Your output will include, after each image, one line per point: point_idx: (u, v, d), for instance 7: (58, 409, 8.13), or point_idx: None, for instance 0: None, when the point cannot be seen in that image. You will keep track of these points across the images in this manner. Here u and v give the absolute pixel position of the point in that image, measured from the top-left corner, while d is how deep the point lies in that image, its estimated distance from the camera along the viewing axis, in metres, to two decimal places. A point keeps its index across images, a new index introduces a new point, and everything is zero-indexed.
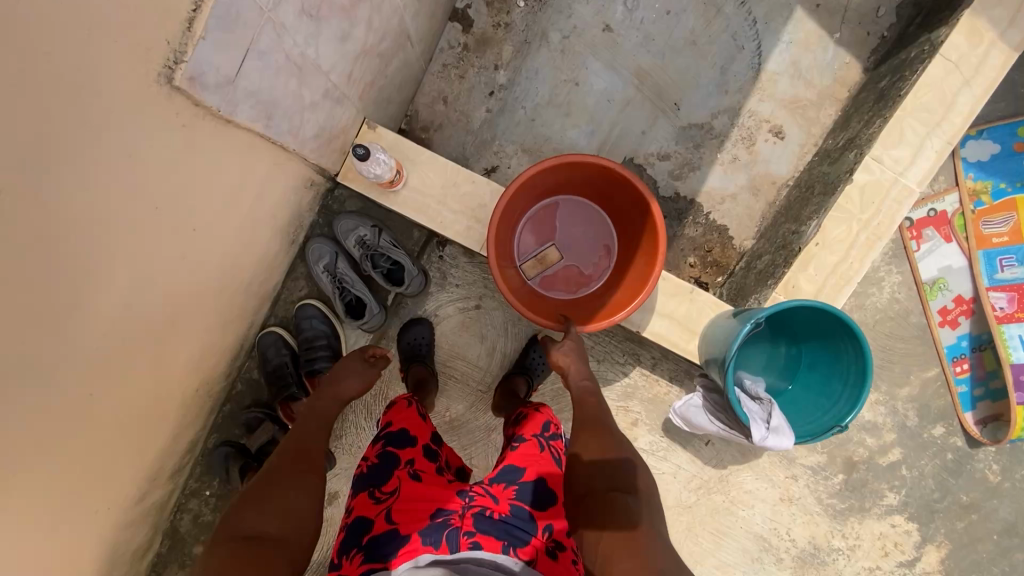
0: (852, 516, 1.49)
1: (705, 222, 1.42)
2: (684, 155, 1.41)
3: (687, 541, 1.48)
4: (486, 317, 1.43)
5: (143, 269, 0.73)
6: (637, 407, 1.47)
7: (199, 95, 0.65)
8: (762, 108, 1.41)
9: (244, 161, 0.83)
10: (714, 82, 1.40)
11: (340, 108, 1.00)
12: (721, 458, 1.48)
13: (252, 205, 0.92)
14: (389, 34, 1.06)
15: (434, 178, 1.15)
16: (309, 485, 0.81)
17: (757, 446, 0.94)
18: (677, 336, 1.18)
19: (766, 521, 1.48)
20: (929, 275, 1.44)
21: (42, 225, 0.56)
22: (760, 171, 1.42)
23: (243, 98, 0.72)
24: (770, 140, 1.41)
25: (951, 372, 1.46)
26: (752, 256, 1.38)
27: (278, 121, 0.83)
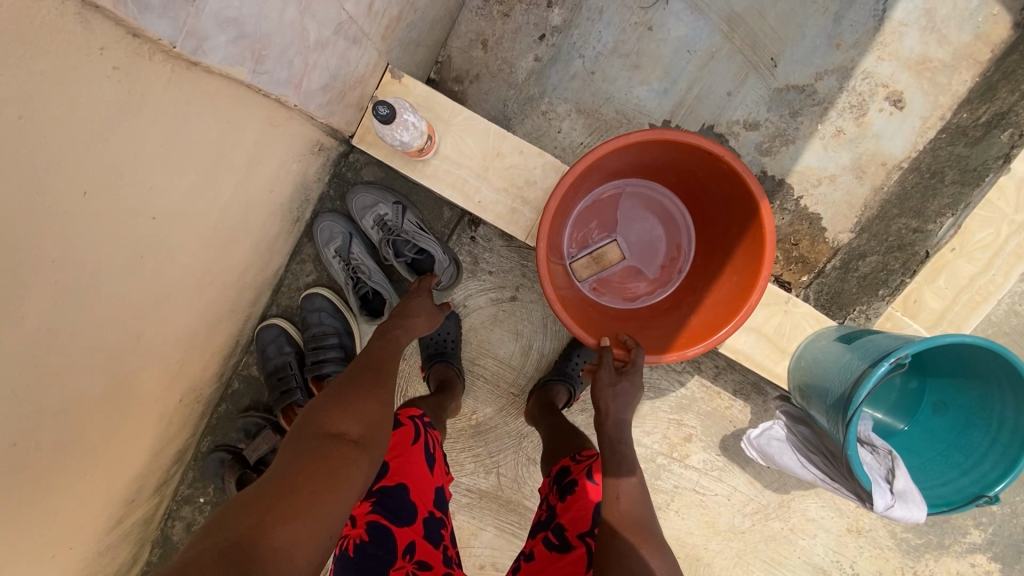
0: (928, 553, 1.31)
1: (794, 209, 1.17)
2: (776, 125, 1.15)
3: (736, 568, 1.32)
4: (523, 311, 1.22)
5: (78, 272, 0.52)
6: (692, 421, 1.27)
7: (136, 18, 0.43)
8: (880, 69, 1.13)
9: (224, 120, 0.60)
10: (823, 33, 1.12)
11: (356, 49, 0.76)
12: (784, 482, 1.29)
13: (242, 179, 0.70)
14: None
15: (474, 146, 0.91)
16: (386, 398, 0.72)
17: (881, 516, 0.74)
18: (763, 356, 0.96)
19: (829, 552, 1.31)
20: None
21: None
22: (869, 148, 1.15)
23: (213, 27, 0.50)
24: (886, 110, 1.14)
25: None
26: (850, 255, 1.13)
27: (272, 65, 0.60)
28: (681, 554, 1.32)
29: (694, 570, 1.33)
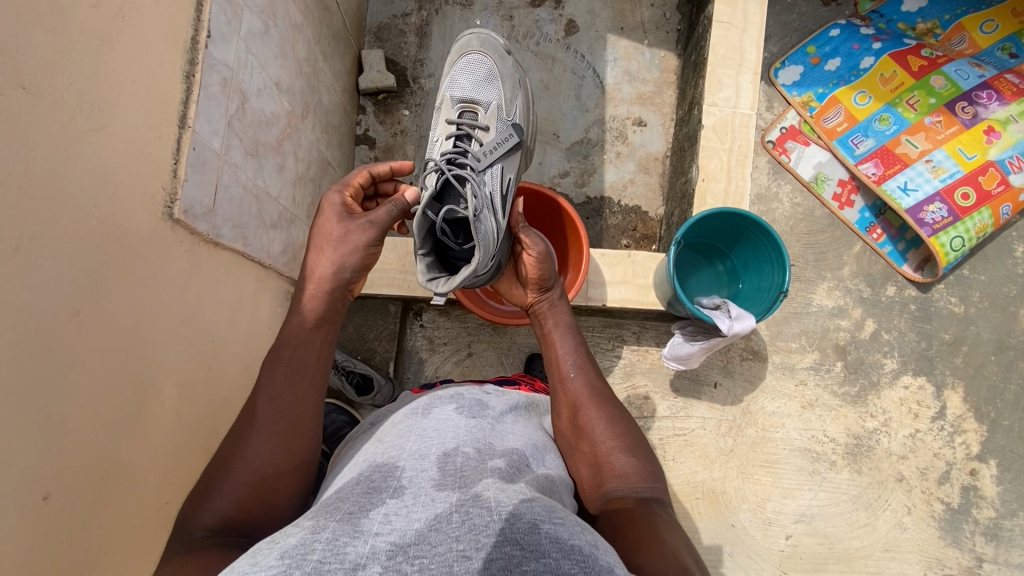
0: (869, 394, 1.60)
1: (620, 208, 1.68)
2: (579, 167, 1.70)
3: (746, 483, 1.54)
4: (480, 359, 1.56)
5: (186, 382, 0.85)
6: (642, 381, 1.59)
7: (194, 223, 0.82)
8: (619, 111, 1.73)
9: (238, 278, 1.00)
10: (576, 107, 1.73)
11: (295, 226, 1.22)
12: (734, 394, 1.59)
13: (254, 319, 1.07)
14: (314, 161, 1.33)
15: None
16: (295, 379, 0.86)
17: (728, 334, 1.12)
18: (636, 295, 1.38)
19: (802, 432, 1.57)
20: (809, 175, 1.70)
21: (112, 344, 0.69)
22: (642, 154, 1.71)
23: (223, 223, 0.91)
24: (637, 130, 1.72)
25: (871, 240, 1.67)
26: (668, 219, 1.64)
27: (253, 240, 1.02)
28: (699, 494, 1.53)
29: (716, 503, 1.52)
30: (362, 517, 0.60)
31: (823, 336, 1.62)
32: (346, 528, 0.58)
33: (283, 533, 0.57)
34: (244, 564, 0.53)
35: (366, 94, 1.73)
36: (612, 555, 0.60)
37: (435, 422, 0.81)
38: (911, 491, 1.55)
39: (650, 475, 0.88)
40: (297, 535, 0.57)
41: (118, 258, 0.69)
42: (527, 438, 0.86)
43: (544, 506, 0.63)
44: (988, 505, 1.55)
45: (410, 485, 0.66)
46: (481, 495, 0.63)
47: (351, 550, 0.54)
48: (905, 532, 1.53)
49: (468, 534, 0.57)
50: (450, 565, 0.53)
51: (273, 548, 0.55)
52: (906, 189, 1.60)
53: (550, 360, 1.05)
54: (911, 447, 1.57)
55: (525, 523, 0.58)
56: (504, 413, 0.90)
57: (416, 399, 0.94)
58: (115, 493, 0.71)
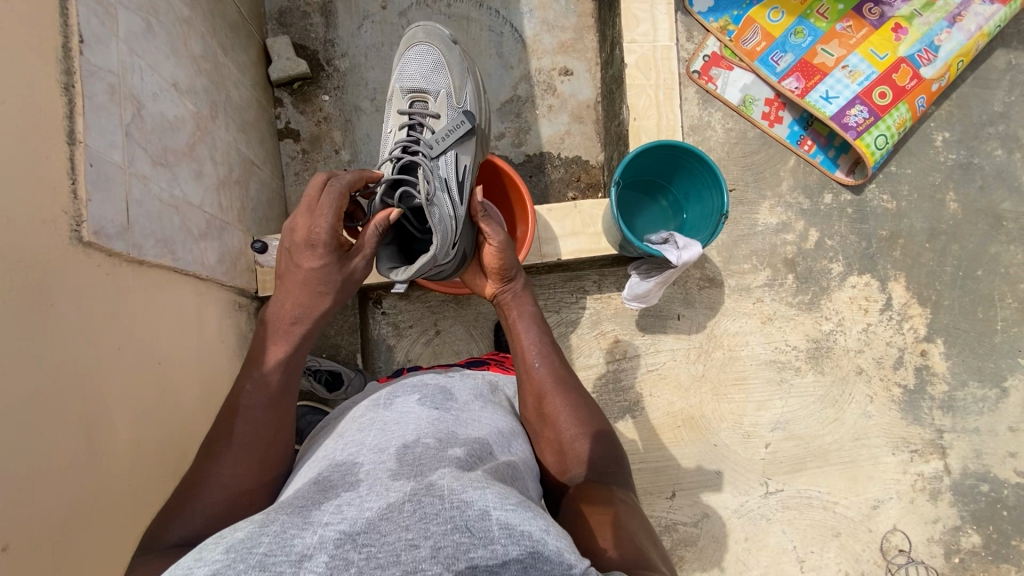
0: (821, 300, 1.68)
1: (561, 161, 1.68)
2: (514, 126, 1.68)
3: (721, 403, 1.61)
4: (449, 335, 1.56)
5: (138, 407, 0.82)
6: (610, 326, 1.63)
7: (109, 244, 0.77)
8: (544, 63, 1.71)
9: (174, 295, 0.95)
10: (499, 66, 1.70)
11: (227, 232, 1.17)
12: (698, 322, 1.64)
13: (202, 335, 1.04)
14: (234, 162, 1.26)
15: None
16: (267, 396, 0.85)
17: (678, 264, 1.14)
18: (588, 244, 1.39)
19: (765, 346, 1.65)
20: (737, 99, 1.73)
21: (42, 382, 0.66)
22: (573, 103, 1.70)
23: (143, 239, 0.86)
24: (564, 80, 1.71)
25: (803, 152, 1.72)
26: (608, 164, 1.64)
27: (182, 253, 0.97)
28: (680, 422, 1.60)
29: (697, 427, 1.60)
30: (313, 510, 0.60)
31: (772, 252, 1.68)
32: (295, 520, 0.58)
33: (231, 527, 0.57)
34: (190, 560, 0.53)
35: (280, 85, 1.64)
36: (567, 539, 0.59)
37: (397, 415, 0.81)
38: (871, 380, 1.66)
39: (612, 462, 0.91)
40: (246, 529, 0.57)
41: (28, 292, 0.65)
42: (492, 426, 0.85)
43: (499, 491, 0.63)
44: (941, 380, 1.67)
45: (366, 479, 0.66)
46: (434, 484, 0.62)
47: (299, 540, 0.54)
48: (871, 419, 1.64)
49: (417, 522, 0.56)
50: (397, 554, 0.52)
51: (221, 543, 0.55)
52: (828, 97, 1.65)
53: (513, 346, 1.05)
54: (866, 341, 1.67)
55: (477, 510, 0.58)
56: (469, 401, 0.89)
57: (379, 390, 0.93)
58: (80, 529, 0.68)
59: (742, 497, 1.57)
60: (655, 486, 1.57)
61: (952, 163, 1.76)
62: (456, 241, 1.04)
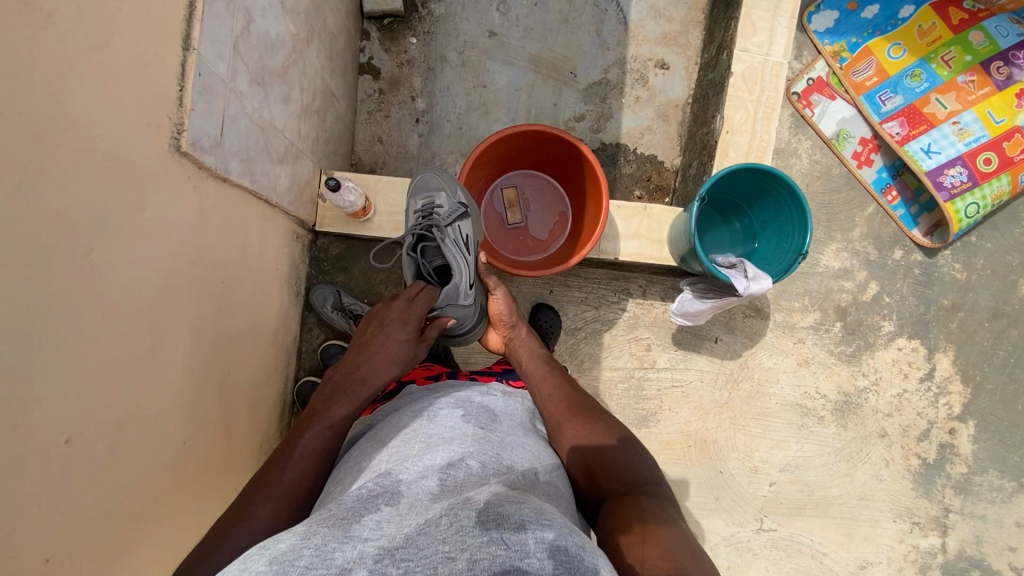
0: (863, 355, 1.64)
1: (635, 157, 1.63)
2: (596, 110, 1.62)
3: (737, 433, 1.61)
4: None
5: (199, 323, 0.83)
6: (645, 333, 1.61)
7: (202, 157, 0.76)
8: (642, 51, 1.63)
9: (246, 216, 0.95)
10: (595, 44, 1.63)
11: (300, 162, 1.16)
12: (734, 349, 1.62)
13: (261, 260, 1.04)
14: (318, 91, 1.24)
15: (397, 195, 1.31)
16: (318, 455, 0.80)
17: (744, 295, 1.11)
18: (649, 250, 1.36)
19: (795, 388, 1.62)
20: (831, 131, 1.65)
21: (125, 286, 0.66)
22: (661, 100, 1.63)
23: (231, 157, 0.85)
24: (659, 73, 1.63)
25: (885, 202, 1.64)
26: (684, 169, 1.59)
27: (260, 177, 0.96)
28: (692, 442, 1.59)
29: (708, 450, 1.60)
30: (354, 522, 0.58)
31: (826, 296, 1.64)
32: (337, 533, 0.56)
33: (274, 538, 0.54)
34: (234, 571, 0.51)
35: (371, 18, 1.60)
36: (603, 559, 0.57)
37: (441, 422, 0.78)
38: (892, 445, 1.63)
39: (645, 474, 0.83)
40: (289, 540, 0.54)
41: (128, 194, 0.65)
42: (537, 452, 0.81)
43: (539, 510, 0.60)
44: (962, 462, 1.64)
45: (409, 492, 0.64)
46: (472, 498, 0.61)
47: (339, 554, 0.52)
48: (881, 482, 1.62)
49: (455, 534, 0.54)
50: (434, 567, 0.50)
51: (264, 554, 0.53)
52: (929, 151, 1.57)
53: (530, 382, 1.02)
54: (897, 406, 1.64)
55: (511, 524, 0.55)
56: (514, 421, 0.85)
57: (417, 397, 0.90)
58: (136, 431, 0.70)
59: (734, 527, 1.58)
60: None
61: None
62: (473, 285, 1.06)
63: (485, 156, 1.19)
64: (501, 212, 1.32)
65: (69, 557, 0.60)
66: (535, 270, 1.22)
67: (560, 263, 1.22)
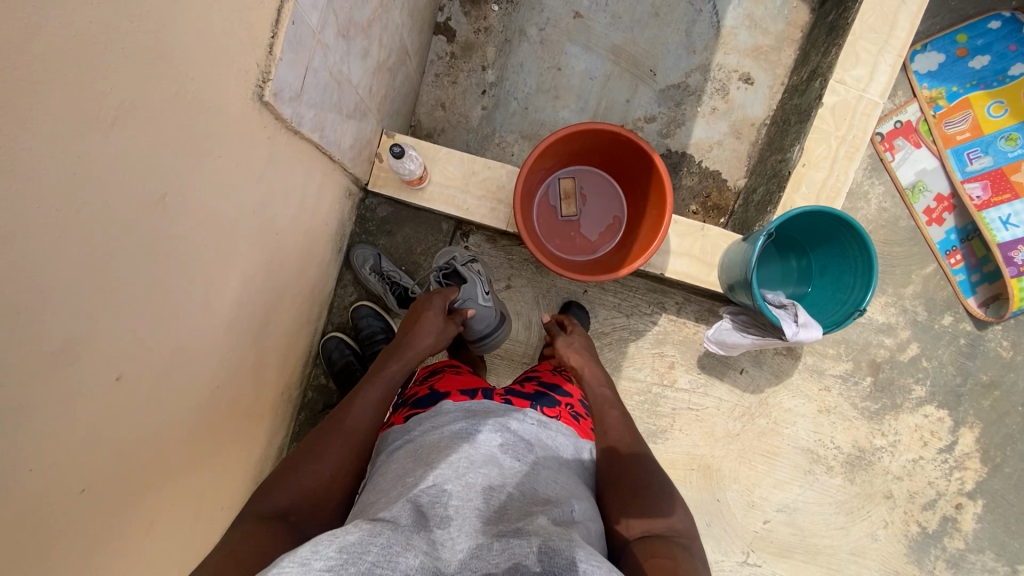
0: (887, 414, 1.60)
1: (698, 170, 1.57)
2: (668, 114, 1.56)
3: (742, 466, 1.59)
4: (518, 294, 1.56)
5: (248, 273, 0.82)
6: (671, 351, 1.59)
7: (281, 109, 0.75)
8: (728, 61, 1.55)
9: (307, 170, 0.93)
10: (682, 46, 1.55)
11: (365, 120, 1.13)
12: (756, 384, 1.59)
13: (313, 214, 1.03)
14: (395, 47, 1.20)
15: (454, 168, 1.28)
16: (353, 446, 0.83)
17: (792, 340, 1.08)
18: (697, 271, 1.32)
19: (810, 433, 1.60)
20: (907, 180, 1.57)
21: (188, 232, 0.65)
22: (738, 116, 1.56)
23: (306, 110, 0.82)
24: (741, 87, 1.56)
25: (947, 265, 1.58)
26: (747, 193, 1.52)
27: (328, 132, 0.94)
28: (695, 466, 1.59)
29: (709, 477, 1.59)
30: (415, 534, 0.59)
31: (862, 348, 1.59)
32: (400, 538, 0.57)
33: (343, 528, 0.57)
34: (306, 550, 0.54)
35: None
36: None
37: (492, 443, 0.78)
38: (894, 508, 1.61)
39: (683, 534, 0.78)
40: (356, 533, 0.57)
41: (207, 141, 0.63)
42: (583, 490, 0.79)
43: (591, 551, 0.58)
44: (961, 538, 1.62)
45: (460, 510, 0.64)
46: (523, 529, 0.61)
47: (402, 560, 0.54)
48: (875, 541, 1.60)
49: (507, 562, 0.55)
50: None
51: (334, 540, 0.55)
52: (1007, 223, 1.52)
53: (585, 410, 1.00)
54: (909, 470, 1.61)
55: (565, 559, 0.55)
56: (561, 456, 0.84)
57: (454, 414, 0.83)
58: (176, 372, 0.70)
59: (718, 556, 1.58)
60: None
61: None
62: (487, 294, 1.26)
63: (553, 147, 1.14)
64: (556, 204, 1.29)
65: (105, 487, 0.61)
66: (577, 273, 1.19)
67: (606, 271, 1.19)
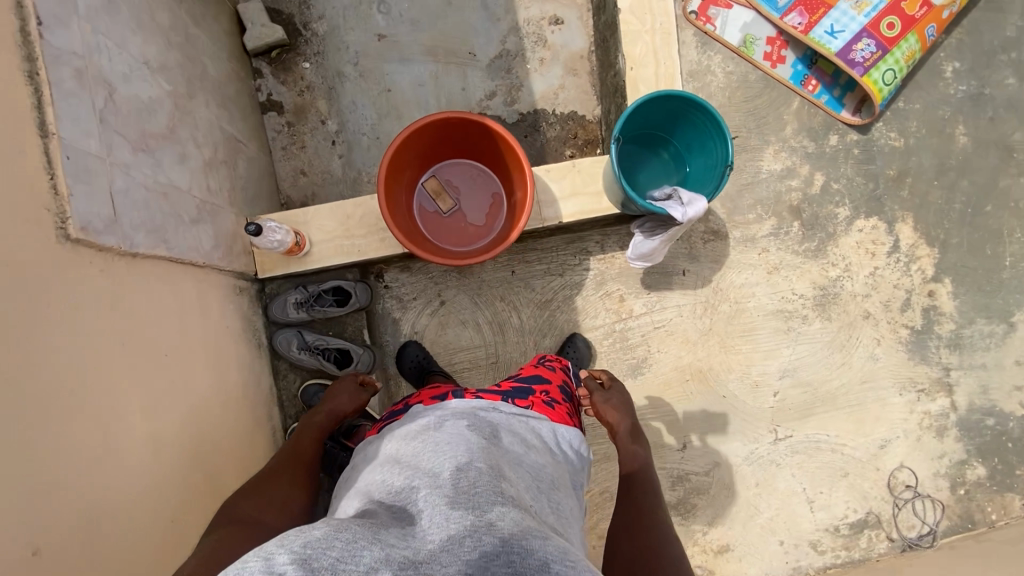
0: (828, 246, 1.65)
1: (556, 118, 1.62)
2: (505, 83, 1.61)
3: (729, 355, 1.62)
4: (455, 305, 1.58)
5: (150, 401, 0.82)
6: (614, 286, 1.62)
7: (99, 239, 0.75)
8: (532, 12, 1.62)
9: (171, 284, 0.94)
10: (486, 19, 1.61)
11: (219, 216, 1.14)
12: (703, 277, 1.63)
13: (206, 321, 1.03)
14: (218, 140, 1.22)
15: (329, 221, 1.30)
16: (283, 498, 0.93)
17: (684, 221, 1.09)
18: (591, 205, 1.36)
19: (772, 296, 1.64)
20: (737, 39, 1.65)
21: (48, 388, 0.65)
22: (565, 55, 1.62)
23: (134, 229, 0.83)
24: (555, 29, 1.62)
25: (807, 94, 1.65)
26: (606, 116, 1.58)
27: (176, 241, 0.95)
28: (688, 376, 1.61)
29: (705, 380, 1.61)
30: (381, 529, 0.62)
31: (776, 200, 1.65)
32: (367, 533, 0.60)
33: (311, 525, 0.60)
34: (273, 545, 0.57)
35: (258, 54, 1.57)
36: None
37: (449, 436, 0.79)
38: (879, 324, 1.65)
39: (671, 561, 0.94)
40: (323, 529, 0.59)
41: (23, 298, 0.63)
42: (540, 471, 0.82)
43: (558, 546, 0.62)
44: (948, 319, 1.67)
45: (427, 503, 0.67)
46: (493, 522, 0.63)
47: (367, 552, 0.56)
48: (878, 362, 1.64)
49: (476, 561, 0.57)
50: None
51: (300, 536, 0.58)
52: (833, 32, 1.56)
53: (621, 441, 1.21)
54: (873, 285, 1.66)
55: (535, 560, 0.58)
56: (518, 439, 0.87)
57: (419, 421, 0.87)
58: (109, 523, 0.69)
59: (751, 444, 1.61)
60: (665, 438, 1.61)
61: (962, 95, 1.70)
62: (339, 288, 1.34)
63: (399, 158, 1.15)
64: (434, 208, 1.29)
65: None
66: (476, 258, 1.21)
67: (502, 244, 1.21)
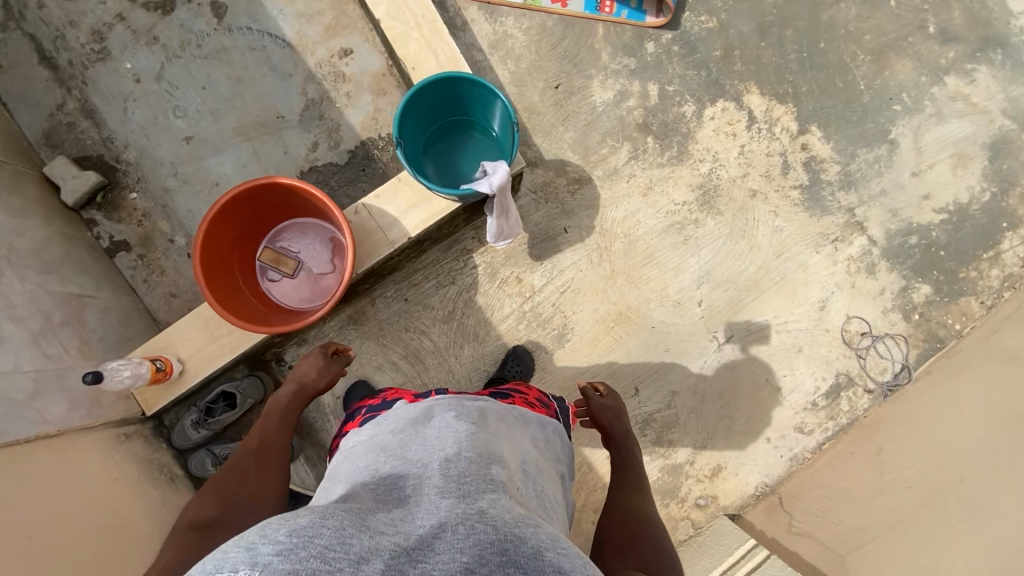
0: (688, 146, 1.64)
1: (384, 140, 1.61)
2: (323, 129, 1.61)
3: (642, 287, 1.60)
4: (364, 355, 1.56)
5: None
6: (507, 270, 1.60)
7: None
8: (320, 54, 1.62)
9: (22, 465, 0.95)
10: (279, 79, 1.61)
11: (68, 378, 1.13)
12: (586, 225, 1.61)
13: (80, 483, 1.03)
14: (48, 305, 1.21)
15: (190, 333, 1.29)
16: (255, 486, 0.90)
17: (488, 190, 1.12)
18: (431, 209, 1.34)
19: (657, 215, 1.62)
20: None
21: None
22: (368, 79, 1.62)
23: None
24: (348, 60, 1.62)
25: (607, 15, 1.65)
26: None
27: (13, 424, 0.97)
28: (612, 323, 1.59)
29: (630, 320, 1.59)
30: (370, 516, 0.55)
31: (621, 125, 1.64)
32: (354, 520, 0.53)
33: (295, 512, 0.53)
34: (255, 534, 0.50)
35: (84, 205, 1.56)
36: None
37: (436, 431, 0.74)
38: (768, 196, 1.64)
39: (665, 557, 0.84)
40: (308, 516, 0.52)
41: None
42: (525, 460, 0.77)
43: (552, 537, 0.56)
44: (830, 163, 1.65)
45: (416, 492, 0.61)
46: (485, 510, 0.57)
47: (356, 540, 0.49)
48: (782, 232, 1.63)
49: (467, 547, 0.51)
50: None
51: (284, 523, 0.50)
52: None
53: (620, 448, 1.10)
54: (747, 163, 1.64)
55: (529, 547, 0.52)
56: (504, 429, 0.82)
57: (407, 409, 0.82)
58: None
59: (699, 361, 1.59)
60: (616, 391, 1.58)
61: None
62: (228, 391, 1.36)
63: (214, 249, 1.15)
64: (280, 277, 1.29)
65: None
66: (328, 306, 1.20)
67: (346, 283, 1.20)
